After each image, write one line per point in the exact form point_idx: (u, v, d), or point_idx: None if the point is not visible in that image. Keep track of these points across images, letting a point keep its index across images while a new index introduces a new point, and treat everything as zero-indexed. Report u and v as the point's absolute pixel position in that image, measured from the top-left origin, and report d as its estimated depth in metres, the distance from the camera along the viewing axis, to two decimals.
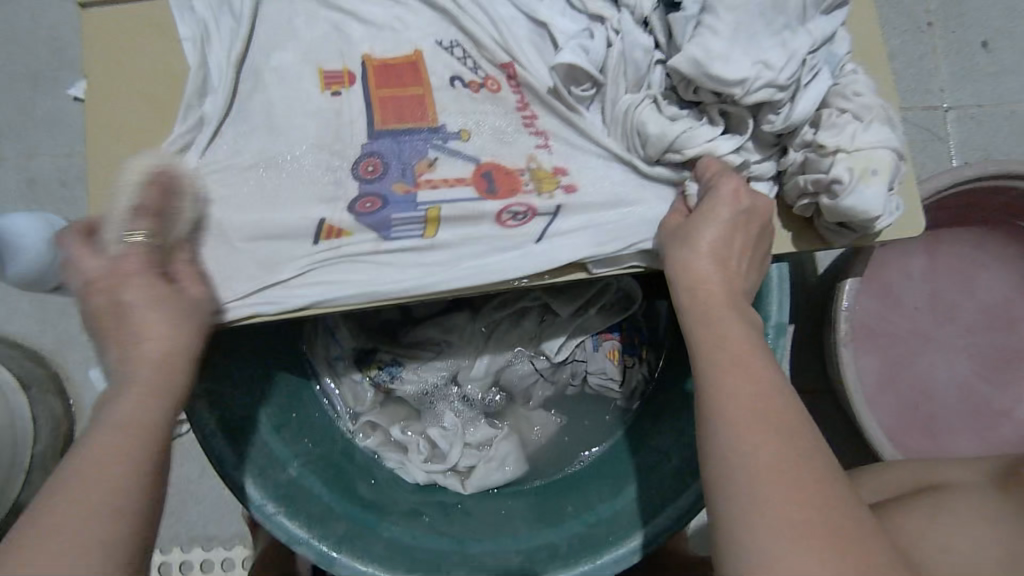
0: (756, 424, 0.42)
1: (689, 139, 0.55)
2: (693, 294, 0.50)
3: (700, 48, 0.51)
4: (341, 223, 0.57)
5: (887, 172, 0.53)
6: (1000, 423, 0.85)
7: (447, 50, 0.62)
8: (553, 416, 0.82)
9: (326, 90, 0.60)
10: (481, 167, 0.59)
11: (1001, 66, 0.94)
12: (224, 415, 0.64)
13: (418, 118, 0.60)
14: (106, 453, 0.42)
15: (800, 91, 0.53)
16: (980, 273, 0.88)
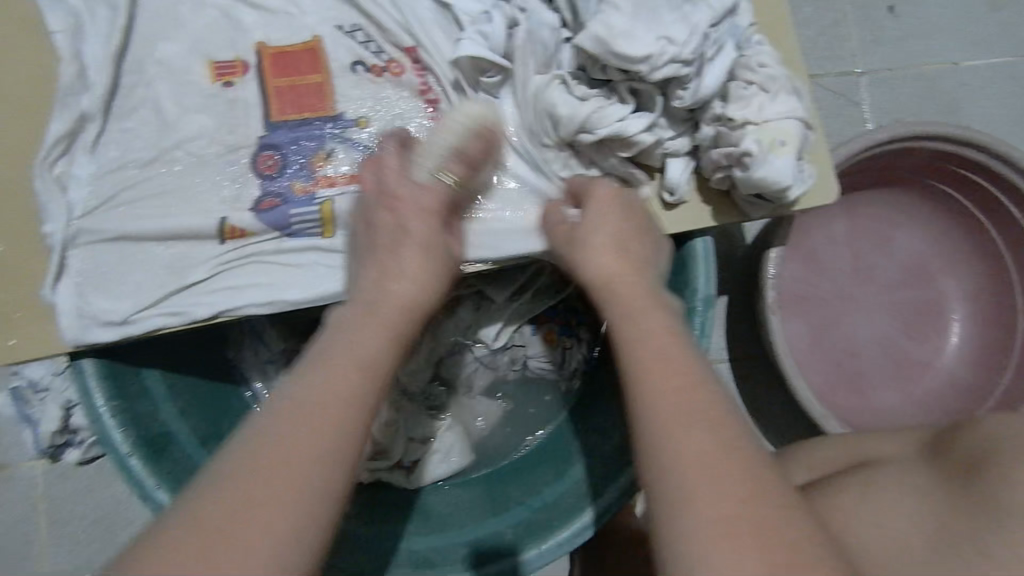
0: (680, 409, 0.42)
1: (601, 118, 0.54)
2: (610, 287, 0.51)
3: (603, 25, 0.50)
4: (239, 223, 0.56)
5: (794, 143, 0.53)
6: (921, 375, 0.89)
7: (350, 35, 0.59)
8: (496, 402, 0.82)
9: (215, 84, 0.57)
10: (373, 159, 0.58)
11: (908, 30, 0.96)
12: (142, 433, 0.60)
13: (314, 109, 0.58)
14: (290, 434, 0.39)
15: (706, 65, 0.53)
16: (896, 232, 0.91)
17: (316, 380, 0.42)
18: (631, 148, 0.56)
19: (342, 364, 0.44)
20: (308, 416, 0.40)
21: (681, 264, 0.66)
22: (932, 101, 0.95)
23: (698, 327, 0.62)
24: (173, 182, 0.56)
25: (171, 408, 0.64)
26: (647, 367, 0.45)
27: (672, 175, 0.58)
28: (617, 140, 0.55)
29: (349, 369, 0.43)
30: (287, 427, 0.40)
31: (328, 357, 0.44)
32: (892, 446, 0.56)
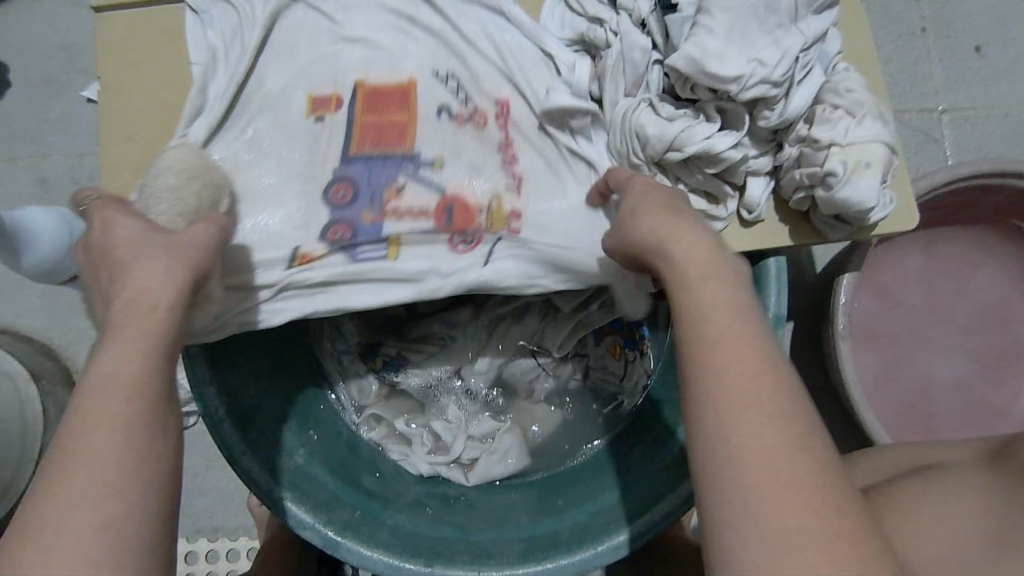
0: (738, 380, 0.40)
1: (689, 136, 0.56)
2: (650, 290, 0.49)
3: (696, 47, 0.53)
4: (309, 249, 0.58)
5: (880, 166, 0.54)
6: (997, 422, 0.86)
7: (443, 81, 0.63)
8: (558, 410, 0.83)
9: (310, 117, 0.62)
10: (444, 200, 0.61)
11: (993, 70, 0.95)
12: (234, 402, 0.65)
13: (394, 146, 0.61)
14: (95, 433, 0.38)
15: (794, 87, 0.55)
16: (974, 272, 0.89)
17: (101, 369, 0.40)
18: (718, 166, 0.57)
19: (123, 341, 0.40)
20: (89, 445, 0.37)
21: (752, 282, 0.66)
22: (1018, 140, 0.93)
23: (770, 344, 0.62)
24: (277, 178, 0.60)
25: (260, 384, 0.69)
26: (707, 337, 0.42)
27: (751, 195, 0.59)
28: (704, 157, 0.57)
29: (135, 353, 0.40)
30: (62, 465, 0.37)
31: (95, 380, 0.39)
32: (952, 455, 0.52)
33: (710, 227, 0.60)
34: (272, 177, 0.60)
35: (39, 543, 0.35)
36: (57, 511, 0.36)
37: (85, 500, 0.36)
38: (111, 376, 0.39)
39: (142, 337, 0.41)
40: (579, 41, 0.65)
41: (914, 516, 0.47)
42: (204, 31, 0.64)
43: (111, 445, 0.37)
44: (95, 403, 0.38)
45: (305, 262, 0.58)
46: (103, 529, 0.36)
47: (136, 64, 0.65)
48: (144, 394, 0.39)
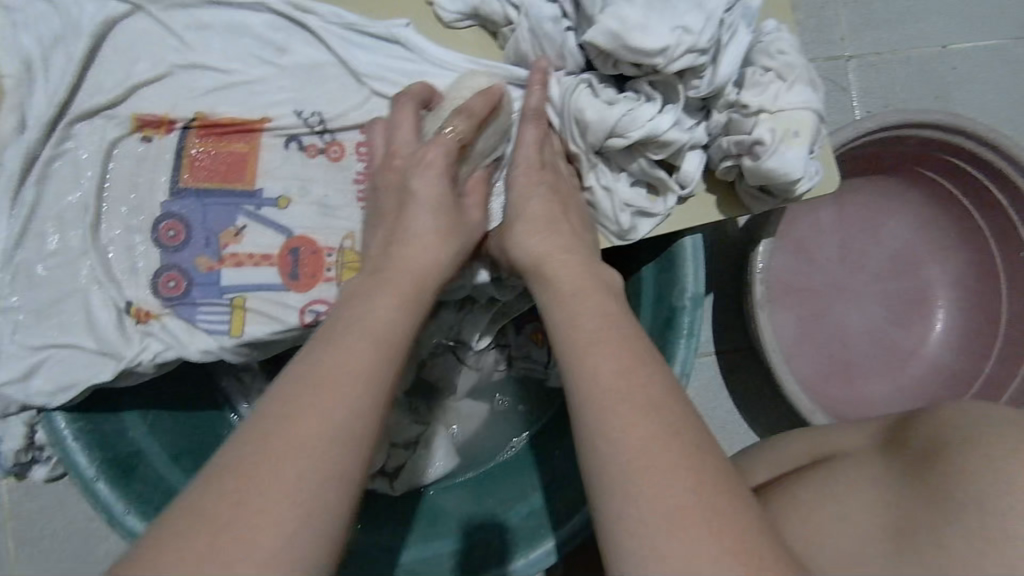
0: (623, 394, 0.39)
1: (631, 121, 0.50)
2: (554, 292, 0.47)
3: (614, 18, 0.47)
4: (148, 304, 0.53)
5: (808, 134, 0.51)
6: (906, 364, 0.89)
7: (302, 117, 0.56)
8: (485, 402, 0.80)
9: (135, 135, 0.54)
10: (290, 242, 0.55)
11: (896, 13, 0.94)
12: (108, 454, 0.56)
13: (232, 183, 0.55)
14: (318, 393, 0.37)
15: (723, 51, 0.50)
16: (884, 221, 0.90)
17: (339, 340, 0.40)
18: (665, 149, 0.52)
19: (359, 329, 0.41)
20: (334, 392, 0.37)
21: (669, 262, 0.63)
22: (921, 85, 0.93)
23: (688, 324, 0.60)
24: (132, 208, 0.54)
25: (142, 427, 0.61)
26: (583, 362, 0.41)
27: (687, 168, 0.54)
28: (649, 142, 0.51)
29: (370, 334, 0.41)
30: (280, 408, 0.37)
31: (344, 330, 0.41)
32: (843, 441, 0.51)
33: (646, 222, 0.55)
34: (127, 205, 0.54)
35: (236, 546, 0.32)
36: (255, 456, 0.35)
37: (296, 443, 0.35)
38: (374, 319, 0.42)
39: (399, 292, 0.45)
40: (472, 15, 0.58)
41: (817, 530, 0.44)
42: (14, 32, 0.54)
43: (348, 367, 0.39)
44: (329, 351, 0.40)
45: (142, 319, 0.53)
46: (318, 473, 0.35)
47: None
48: (394, 348, 0.41)
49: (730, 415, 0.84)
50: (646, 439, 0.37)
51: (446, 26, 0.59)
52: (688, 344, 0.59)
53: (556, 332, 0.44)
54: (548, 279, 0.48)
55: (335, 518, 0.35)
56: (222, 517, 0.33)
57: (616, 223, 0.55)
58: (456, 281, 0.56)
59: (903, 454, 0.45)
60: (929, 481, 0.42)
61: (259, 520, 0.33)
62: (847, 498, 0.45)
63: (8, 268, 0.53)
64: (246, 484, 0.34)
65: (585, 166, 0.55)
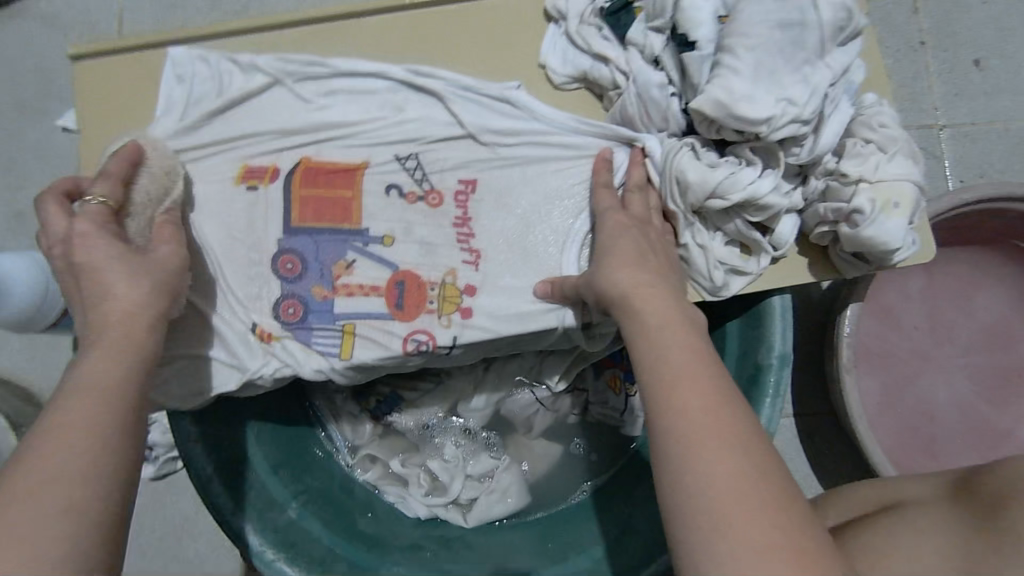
0: (711, 431, 0.39)
1: (733, 184, 0.53)
2: (644, 331, 0.47)
3: (722, 89, 0.50)
4: (267, 325, 0.58)
5: (908, 206, 0.52)
6: (1001, 444, 0.85)
7: (403, 164, 0.61)
8: (558, 444, 0.81)
9: (242, 185, 0.60)
10: (397, 275, 0.59)
11: (993, 85, 0.94)
12: (221, 457, 0.63)
13: (340, 221, 0.59)
14: (58, 462, 0.38)
15: (824, 122, 0.52)
16: (978, 292, 0.88)
17: (61, 406, 0.40)
18: (762, 213, 0.54)
19: (83, 389, 0.41)
20: (65, 465, 0.38)
21: (756, 319, 0.64)
22: (1017, 157, 0.92)
23: (774, 385, 0.60)
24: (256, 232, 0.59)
25: (251, 435, 0.67)
26: (668, 394, 0.42)
27: (781, 232, 0.56)
28: (747, 204, 0.54)
29: (92, 399, 0.41)
30: (15, 481, 0.37)
31: (76, 397, 0.41)
32: (913, 493, 0.49)
33: (738, 280, 0.57)
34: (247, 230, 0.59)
35: None
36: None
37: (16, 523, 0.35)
38: (89, 379, 0.42)
39: (125, 350, 0.44)
40: (581, 78, 0.63)
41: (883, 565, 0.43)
42: (176, 85, 0.62)
43: (80, 429, 0.39)
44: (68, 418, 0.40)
45: (265, 340, 0.57)
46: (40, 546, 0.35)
47: (113, 112, 0.62)
48: (114, 403, 0.42)
49: (806, 478, 0.82)
50: (731, 478, 0.38)
51: (556, 88, 0.63)
52: (773, 404, 0.60)
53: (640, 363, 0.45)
54: (633, 312, 0.49)
55: None
56: None
57: (709, 279, 0.57)
58: (549, 324, 0.58)
59: (974, 502, 0.43)
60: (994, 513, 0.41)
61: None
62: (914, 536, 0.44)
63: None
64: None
65: (681, 224, 0.57)
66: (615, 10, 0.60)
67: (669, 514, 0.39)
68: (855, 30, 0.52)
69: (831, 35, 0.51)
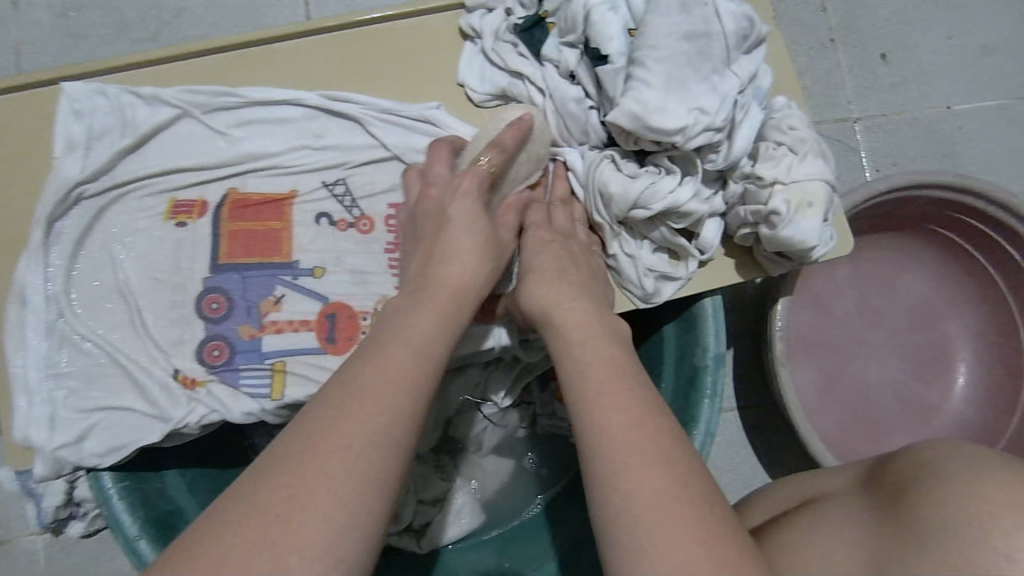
0: (638, 449, 0.41)
1: (654, 193, 0.53)
2: (569, 351, 0.48)
3: (636, 102, 0.51)
4: (192, 371, 0.55)
5: (822, 204, 0.53)
6: (931, 418, 0.89)
7: (331, 190, 0.60)
8: (510, 459, 0.81)
9: (169, 222, 0.58)
10: (328, 308, 0.57)
11: (901, 77, 0.98)
12: (151, 513, 0.57)
13: (270, 256, 0.58)
14: (381, 398, 0.41)
15: (737, 128, 0.53)
16: (899, 274, 0.92)
17: (374, 356, 0.44)
18: (685, 219, 0.55)
19: (400, 343, 0.45)
20: (393, 397, 0.41)
21: (689, 322, 0.65)
22: (927, 144, 0.97)
23: (712, 387, 0.61)
24: (171, 271, 0.57)
25: (181, 487, 0.63)
26: (595, 414, 0.43)
27: (706, 236, 0.57)
28: (669, 212, 0.54)
29: (406, 350, 0.45)
30: (332, 413, 0.40)
31: (396, 340, 0.45)
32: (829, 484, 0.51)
33: (669, 285, 0.58)
34: (165, 270, 0.57)
35: (295, 536, 0.34)
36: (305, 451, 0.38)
37: (355, 445, 0.38)
38: (412, 333, 0.46)
39: (438, 310, 0.49)
40: (500, 95, 0.62)
41: (802, 561, 0.43)
42: (72, 120, 0.58)
43: (399, 377, 0.42)
44: (381, 355, 0.44)
45: (188, 386, 0.55)
46: (363, 475, 0.37)
47: (11, 156, 0.59)
48: (431, 358, 0.45)
49: (753, 469, 0.84)
50: (658, 494, 0.38)
51: (478, 106, 0.62)
52: (712, 405, 0.61)
53: (568, 380, 0.47)
54: (561, 332, 0.50)
55: (372, 531, 0.37)
56: (280, 513, 0.35)
57: (640, 287, 0.58)
58: (485, 345, 0.58)
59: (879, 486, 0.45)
60: (900, 507, 0.41)
61: (318, 494, 0.36)
62: (827, 530, 0.45)
63: (52, 336, 0.55)
64: (296, 482, 0.36)
65: (609, 235, 0.58)
66: (529, 26, 0.60)
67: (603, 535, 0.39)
68: (758, 37, 0.54)
69: (735, 43, 0.52)
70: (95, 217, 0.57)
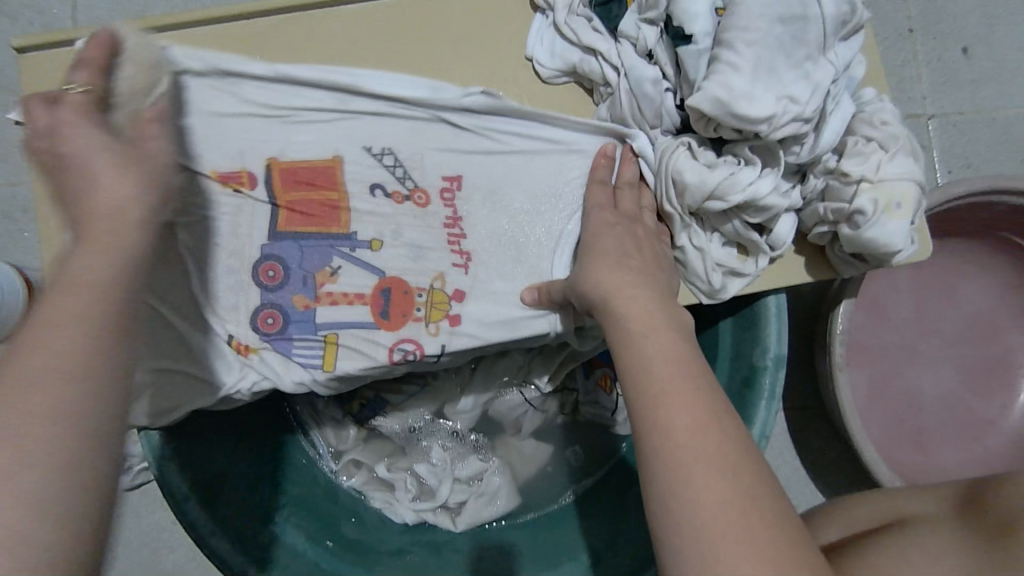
0: (703, 453, 0.37)
1: (732, 185, 0.51)
2: (633, 339, 0.44)
3: (721, 86, 0.48)
4: (243, 338, 0.55)
5: (910, 206, 0.50)
6: (985, 434, 0.86)
7: (377, 158, 0.58)
8: (549, 443, 0.79)
9: (225, 190, 0.56)
10: (382, 283, 0.56)
11: (980, 74, 0.93)
12: (197, 476, 0.60)
13: (325, 227, 0.57)
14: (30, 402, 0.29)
15: (825, 120, 0.50)
16: (963, 282, 0.88)
17: (42, 319, 0.31)
18: (762, 213, 0.53)
19: (69, 299, 0.32)
20: (25, 440, 0.29)
21: (750, 319, 0.63)
22: (1003, 146, 0.92)
23: (769, 388, 0.59)
24: (228, 236, 0.56)
25: (227, 450, 0.65)
26: (660, 410, 0.39)
27: (780, 232, 0.54)
28: (746, 205, 0.52)
29: (84, 309, 0.32)
30: None
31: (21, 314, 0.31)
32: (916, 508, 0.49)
33: (736, 282, 0.56)
34: (223, 236, 0.56)
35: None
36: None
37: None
38: (82, 275, 0.33)
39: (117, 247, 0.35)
40: (570, 72, 0.60)
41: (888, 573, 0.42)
42: None
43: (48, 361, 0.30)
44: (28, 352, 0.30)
45: (241, 352, 0.54)
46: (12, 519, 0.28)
47: None
48: (111, 298, 0.33)
49: (794, 471, 0.82)
50: (723, 505, 0.35)
51: (545, 82, 0.60)
52: (768, 407, 0.59)
53: (629, 370, 0.43)
54: (620, 317, 0.46)
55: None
56: None
57: (706, 282, 0.55)
58: (540, 331, 0.57)
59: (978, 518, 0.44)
60: (1003, 538, 0.41)
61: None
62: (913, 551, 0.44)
63: None
64: None
65: (678, 227, 0.55)
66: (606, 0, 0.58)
67: (660, 543, 0.36)
68: (858, 24, 0.50)
69: (834, 28, 0.49)
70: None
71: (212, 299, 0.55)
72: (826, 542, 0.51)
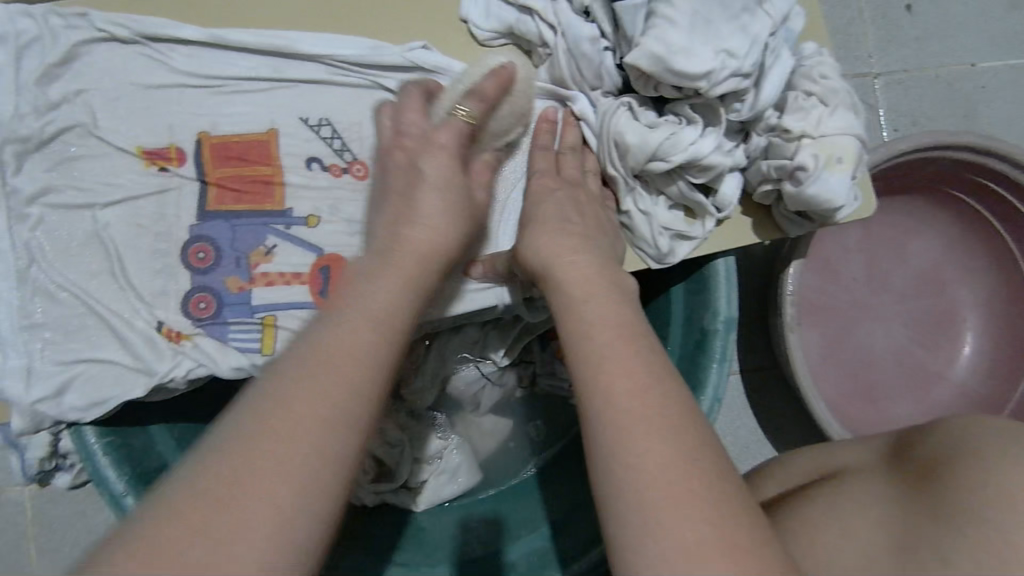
0: (643, 416, 0.36)
1: (673, 145, 0.50)
2: (576, 306, 0.43)
3: (658, 42, 0.46)
4: (174, 324, 0.52)
5: (852, 161, 0.50)
6: (932, 385, 0.88)
7: (314, 129, 0.55)
8: (507, 417, 0.79)
9: (151, 170, 0.53)
10: (319, 261, 0.54)
11: (923, 31, 0.93)
12: (138, 468, 0.56)
13: (259, 204, 0.54)
14: (318, 390, 0.36)
15: (765, 75, 0.50)
16: (910, 239, 0.89)
17: (338, 320, 0.40)
18: (706, 173, 0.52)
19: (365, 312, 0.41)
20: (303, 433, 0.35)
21: (700, 283, 0.62)
22: (946, 103, 0.93)
23: (719, 350, 0.59)
24: (153, 218, 0.53)
25: (170, 443, 0.62)
26: (600, 378, 0.38)
27: (725, 193, 0.53)
28: (689, 166, 0.51)
29: (375, 319, 0.41)
30: (246, 429, 0.35)
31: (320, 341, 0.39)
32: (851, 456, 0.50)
33: (684, 245, 0.55)
34: (146, 217, 0.52)
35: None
36: (203, 501, 0.33)
37: (279, 466, 0.34)
38: (379, 298, 0.42)
39: (409, 277, 0.45)
40: (507, 33, 0.57)
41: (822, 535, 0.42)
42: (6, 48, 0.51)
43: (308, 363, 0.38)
44: (331, 338, 0.39)
45: (173, 339, 0.52)
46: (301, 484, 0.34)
47: None
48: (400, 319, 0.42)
49: (751, 433, 0.83)
50: (664, 467, 0.35)
51: (482, 44, 0.58)
52: (719, 369, 0.59)
53: (571, 338, 0.42)
54: (563, 285, 0.45)
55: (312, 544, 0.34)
56: (178, 538, 0.31)
57: (654, 246, 0.55)
58: (487, 303, 0.55)
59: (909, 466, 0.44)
60: (929, 489, 0.41)
61: (235, 538, 0.32)
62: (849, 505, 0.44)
63: (21, 286, 0.50)
64: (207, 514, 0.32)
65: (623, 190, 0.54)
66: None
67: (601, 509, 0.36)
68: None
69: None
70: (60, 157, 0.52)
71: (137, 284, 0.52)
72: (767, 497, 0.51)
